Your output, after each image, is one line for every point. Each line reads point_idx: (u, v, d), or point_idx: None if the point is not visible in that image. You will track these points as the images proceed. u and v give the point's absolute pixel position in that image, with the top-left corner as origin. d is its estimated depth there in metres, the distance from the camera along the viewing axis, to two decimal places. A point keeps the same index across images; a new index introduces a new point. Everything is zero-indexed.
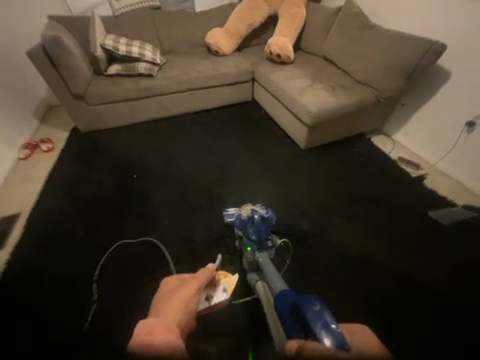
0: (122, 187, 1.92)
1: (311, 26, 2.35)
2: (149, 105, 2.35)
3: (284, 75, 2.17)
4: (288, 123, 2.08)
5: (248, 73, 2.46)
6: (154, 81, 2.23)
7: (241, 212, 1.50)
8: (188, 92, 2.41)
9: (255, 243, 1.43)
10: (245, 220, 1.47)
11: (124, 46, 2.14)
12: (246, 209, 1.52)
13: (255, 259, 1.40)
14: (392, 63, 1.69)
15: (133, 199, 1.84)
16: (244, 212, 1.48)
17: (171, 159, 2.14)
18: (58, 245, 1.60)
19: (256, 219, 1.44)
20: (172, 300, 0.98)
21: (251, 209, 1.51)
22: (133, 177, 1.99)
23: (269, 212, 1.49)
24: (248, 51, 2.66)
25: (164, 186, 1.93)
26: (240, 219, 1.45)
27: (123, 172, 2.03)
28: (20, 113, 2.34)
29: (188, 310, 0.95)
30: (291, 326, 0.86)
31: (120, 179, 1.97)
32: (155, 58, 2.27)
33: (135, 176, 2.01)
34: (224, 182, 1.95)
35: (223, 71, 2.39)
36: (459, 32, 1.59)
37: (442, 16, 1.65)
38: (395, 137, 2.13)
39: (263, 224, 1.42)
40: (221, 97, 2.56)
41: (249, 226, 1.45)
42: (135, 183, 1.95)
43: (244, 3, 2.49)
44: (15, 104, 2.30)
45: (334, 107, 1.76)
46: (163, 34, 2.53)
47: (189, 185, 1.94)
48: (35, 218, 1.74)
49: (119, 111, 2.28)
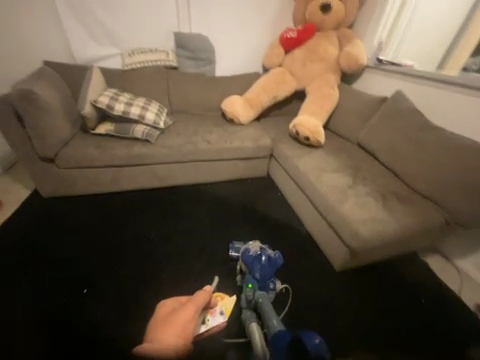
0: (57, 314, 1.20)
1: (345, 109, 2.04)
2: (139, 174, 1.86)
3: (313, 162, 1.74)
4: (317, 227, 1.55)
5: (266, 149, 2.06)
6: (149, 148, 1.78)
7: (249, 248, 1.31)
8: (191, 163, 1.95)
9: (257, 283, 1.22)
10: (252, 257, 1.28)
11: (121, 104, 1.75)
12: (255, 244, 1.34)
13: (253, 299, 1.18)
14: (471, 184, 1.23)
15: (67, 347, 1.10)
16: (252, 249, 1.30)
17: (148, 258, 1.50)
18: None
19: (265, 260, 1.26)
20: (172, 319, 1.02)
21: (259, 246, 1.34)
22: (83, 292, 1.29)
23: (278, 253, 1.32)
24: (268, 122, 2.33)
25: (125, 315, 1.23)
26: (246, 254, 1.28)
27: (69, 278, 1.35)
28: None
29: (184, 336, 0.96)
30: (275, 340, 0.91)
31: (59, 294, 1.27)
32: (158, 121, 1.87)
33: (85, 289, 1.31)
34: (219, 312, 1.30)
35: (237, 144, 1.98)
36: None
37: None
38: (459, 263, 1.55)
39: (270, 265, 1.25)
40: (230, 171, 2.11)
41: (254, 265, 1.26)
42: (83, 302, 1.26)
43: (269, 76, 2.25)
44: None
45: (391, 228, 1.23)
46: (174, 94, 2.23)
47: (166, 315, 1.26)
48: None
49: (98, 178, 1.78)
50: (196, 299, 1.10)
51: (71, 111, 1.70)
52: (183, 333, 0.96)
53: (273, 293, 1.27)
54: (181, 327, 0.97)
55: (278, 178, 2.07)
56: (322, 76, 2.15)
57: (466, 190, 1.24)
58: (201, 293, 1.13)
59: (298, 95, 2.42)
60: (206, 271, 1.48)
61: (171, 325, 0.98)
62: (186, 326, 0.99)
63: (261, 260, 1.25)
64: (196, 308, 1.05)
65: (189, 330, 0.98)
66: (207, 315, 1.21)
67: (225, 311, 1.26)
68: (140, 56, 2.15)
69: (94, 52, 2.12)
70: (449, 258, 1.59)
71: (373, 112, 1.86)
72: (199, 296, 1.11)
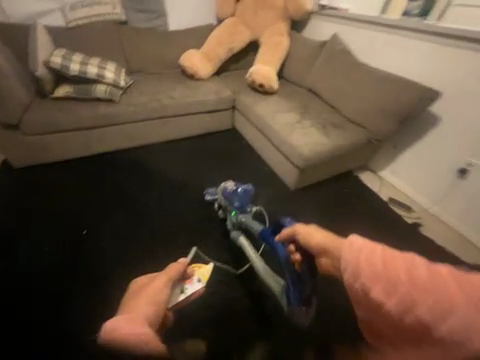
0: (67, 252, 1.47)
1: (294, 56, 2.23)
2: (109, 135, 1.95)
3: (268, 107, 1.98)
4: (276, 160, 1.87)
5: (228, 101, 2.24)
6: (115, 108, 1.85)
7: (226, 186, 1.61)
8: (159, 120, 2.08)
9: (237, 208, 1.52)
10: (231, 191, 1.58)
11: (76, 64, 1.74)
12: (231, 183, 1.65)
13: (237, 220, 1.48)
14: (383, 107, 1.59)
15: (86, 266, 1.42)
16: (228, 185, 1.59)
17: (134, 205, 1.75)
18: None
19: (240, 190, 1.56)
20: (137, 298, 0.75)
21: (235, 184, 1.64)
22: (84, 232, 1.56)
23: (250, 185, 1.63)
24: (228, 76, 2.45)
25: (123, 246, 1.53)
26: (225, 190, 1.58)
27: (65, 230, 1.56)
28: None
29: (155, 304, 0.75)
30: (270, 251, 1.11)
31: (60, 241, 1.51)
32: (118, 80, 1.90)
33: (86, 231, 1.58)
34: (202, 232, 1.63)
35: (200, 98, 2.12)
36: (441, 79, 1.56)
37: (422, 65, 1.64)
38: (383, 174, 2.02)
39: (245, 193, 1.56)
40: (198, 126, 2.28)
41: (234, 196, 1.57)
42: (84, 244, 1.51)
43: (223, 28, 2.30)
44: None
45: (327, 149, 1.59)
46: (130, 52, 2.19)
47: (157, 242, 1.57)
48: None
49: (69, 143, 1.84)
50: (169, 270, 0.91)
51: (23, 74, 1.66)
52: (154, 301, 0.75)
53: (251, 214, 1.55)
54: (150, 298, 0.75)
55: (243, 127, 2.30)
56: (273, 24, 2.26)
57: (380, 112, 1.61)
58: (175, 265, 0.97)
59: (253, 46, 2.52)
60: (187, 208, 1.77)
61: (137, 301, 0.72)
62: (158, 296, 0.78)
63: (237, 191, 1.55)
64: (170, 277, 0.89)
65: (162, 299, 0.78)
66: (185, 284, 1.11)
67: (203, 278, 1.19)
68: (83, 10, 2.03)
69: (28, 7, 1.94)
70: (377, 172, 2.05)
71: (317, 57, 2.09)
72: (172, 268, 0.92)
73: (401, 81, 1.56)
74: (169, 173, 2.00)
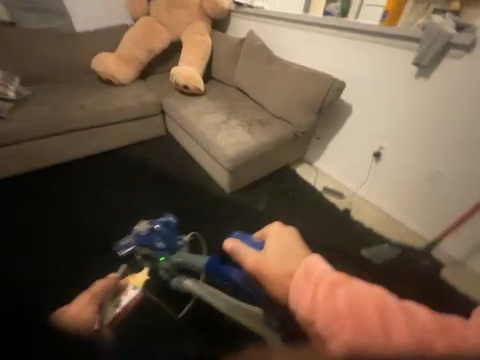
0: None
1: (218, 55, 2.18)
2: (5, 159, 1.63)
3: (194, 108, 1.87)
4: (208, 163, 1.77)
5: (154, 105, 2.06)
6: (4, 124, 1.54)
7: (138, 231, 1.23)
8: (70, 134, 1.79)
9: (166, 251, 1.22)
10: (147, 235, 1.23)
11: None
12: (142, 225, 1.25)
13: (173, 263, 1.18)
14: (301, 99, 1.61)
15: None
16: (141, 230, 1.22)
17: (37, 241, 1.46)
18: None
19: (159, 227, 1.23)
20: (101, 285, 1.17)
21: (148, 222, 1.27)
22: None
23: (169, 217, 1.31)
24: (153, 79, 2.28)
25: None
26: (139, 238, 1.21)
27: None
28: None
29: (82, 316, 0.96)
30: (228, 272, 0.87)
31: None
32: (6, 92, 1.61)
33: None
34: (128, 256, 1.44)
35: (119, 105, 1.90)
36: (344, 70, 1.61)
37: (326, 58, 1.68)
38: (316, 164, 2.05)
39: (168, 230, 1.25)
40: (123, 135, 2.03)
41: (154, 241, 1.24)
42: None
43: (137, 28, 2.12)
44: None
45: (252, 147, 1.55)
46: (25, 59, 1.86)
47: (67, 278, 1.31)
48: None
49: None
50: (93, 289, 1.03)
51: None
52: (81, 313, 0.96)
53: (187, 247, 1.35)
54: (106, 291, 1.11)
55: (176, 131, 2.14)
56: (191, 23, 2.17)
57: (298, 104, 1.63)
58: (105, 281, 1.07)
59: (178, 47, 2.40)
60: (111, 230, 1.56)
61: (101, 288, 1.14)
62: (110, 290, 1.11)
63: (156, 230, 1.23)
64: (93, 295, 1.01)
65: (86, 314, 0.96)
66: (121, 296, 1.13)
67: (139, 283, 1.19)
68: None
69: None
70: (312, 164, 2.07)
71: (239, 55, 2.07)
72: (99, 286, 1.04)
73: (313, 73, 1.60)
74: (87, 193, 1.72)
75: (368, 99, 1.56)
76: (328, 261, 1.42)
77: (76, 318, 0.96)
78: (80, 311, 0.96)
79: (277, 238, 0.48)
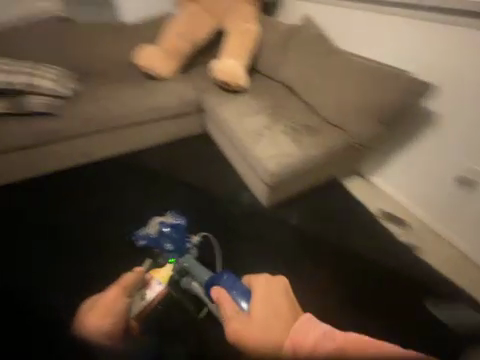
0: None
1: (265, 44, 1.91)
2: (50, 153, 1.67)
3: (235, 109, 1.69)
4: (245, 172, 1.59)
5: (193, 103, 1.95)
6: (56, 120, 1.61)
7: (149, 231, 1.31)
8: (111, 131, 1.79)
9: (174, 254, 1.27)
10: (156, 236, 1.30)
11: (5, 76, 1.53)
12: (153, 225, 1.33)
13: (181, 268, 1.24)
14: (366, 106, 1.38)
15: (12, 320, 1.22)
16: (151, 231, 1.30)
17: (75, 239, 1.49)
18: None
19: (168, 230, 1.30)
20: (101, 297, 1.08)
21: (159, 222, 1.33)
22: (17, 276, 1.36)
23: (179, 218, 1.34)
24: (194, 72, 2.14)
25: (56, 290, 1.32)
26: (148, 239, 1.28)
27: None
28: None
29: (107, 313, 1.04)
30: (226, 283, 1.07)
31: None
32: (56, 89, 1.64)
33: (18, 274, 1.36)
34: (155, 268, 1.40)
35: (158, 103, 1.86)
36: (435, 80, 1.46)
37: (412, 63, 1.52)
38: (373, 179, 1.78)
39: (176, 232, 1.30)
40: (160, 133, 1.97)
41: (162, 241, 1.30)
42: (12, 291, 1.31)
43: (181, 17, 2.00)
44: None
45: (298, 161, 1.36)
46: (76, 53, 1.90)
47: (98, 282, 1.35)
48: None
49: (7, 166, 1.61)
50: (123, 281, 1.10)
51: None
52: (106, 312, 1.04)
53: (194, 251, 1.35)
54: (108, 305, 1.05)
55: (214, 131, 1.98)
56: (239, 8, 1.95)
57: (362, 112, 1.40)
58: (131, 276, 1.12)
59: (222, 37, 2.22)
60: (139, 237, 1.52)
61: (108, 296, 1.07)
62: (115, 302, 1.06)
63: (165, 230, 1.30)
64: (123, 288, 1.08)
65: (115, 311, 1.04)
66: (144, 290, 1.16)
67: (164, 279, 1.20)
68: (19, 10, 1.80)
69: None
70: (366, 178, 1.79)
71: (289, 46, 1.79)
72: (126, 280, 1.10)
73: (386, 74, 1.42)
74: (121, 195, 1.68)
75: (466, 113, 1.38)
76: (376, 303, 1.29)
77: (105, 314, 1.04)
78: (106, 310, 1.03)
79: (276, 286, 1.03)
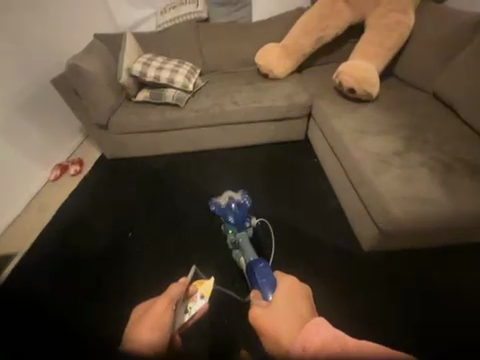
0: (112, 251, 1.60)
1: (419, 44, 1.51)
2: (173, 138, 1.99)
3: (357, 121, 1.41)
4: (351, 200, 1.32)
5: (304, 108, 1.80)
6: (182, 111, 1.84)
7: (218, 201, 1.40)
8: (221, 127, 1.93)
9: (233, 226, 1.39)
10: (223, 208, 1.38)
11: (153, 70, 1.81)
12: (223, 197, 1.39)
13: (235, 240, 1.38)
14: None
15: (120, 270, 1.51)
16: (221, 202, 1.37)
17: (175, 216, 1.76)
18: (31, 315, 1.42)
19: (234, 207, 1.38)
20: (143, 319, 0.78)
21: (228, 197, 1.40)
22: (128, 235, 1.67)
23: (246, 198, 1.40)
24: (310, 73, 1.97)
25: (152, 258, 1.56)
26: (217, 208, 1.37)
27: (115, 227, 1.72)
28: (51, 142, 2.11)
29: (159, 327, 0.76)
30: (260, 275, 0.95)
31: (107, 238, 1.66)
32: (187, 84, 1.86)
33: (130, 234, 1.68)
34: (233, 262, 1.52)
35: (269, 103, 1.79)
36: None
37: None
38: None
39: (240, 211, 1.37)
40: (262, 136, 1.98)
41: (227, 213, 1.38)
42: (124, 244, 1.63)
43: (314, 10, 1.78)
44: (45, 130, 2.06)
45: (443, 211, 1.01)
46: (206, 51, 2.10)
47: (185, 261, 1.54)
48: (30, 262, 1.61)
49: (142, 143, 2.00)
50: (170, 292, 0.87)
51: (115, 80, 1.86)
52: (159, 324, 0.76)
53: (251, 229, 1.44)
54: (154, 321, 0.77)
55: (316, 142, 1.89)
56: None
57: None
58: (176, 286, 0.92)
59: (353, 33, 1.91)
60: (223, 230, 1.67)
61: (152, 314, 0.78)
62: (163, 315, 0.79)
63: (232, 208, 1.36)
64: (171, 298, 0.85)
65: (163, 321, 0.77)
66: (189, 303, 1.01)
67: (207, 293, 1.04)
68: (171, 12, 2.06)
69: (131, 17, 2.16)
70: None
71: (456, 52, 1.41)
72: (173, 289, 0.88)
73: None
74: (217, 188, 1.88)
75: None
76: None
77: (153, 328, 0.75)
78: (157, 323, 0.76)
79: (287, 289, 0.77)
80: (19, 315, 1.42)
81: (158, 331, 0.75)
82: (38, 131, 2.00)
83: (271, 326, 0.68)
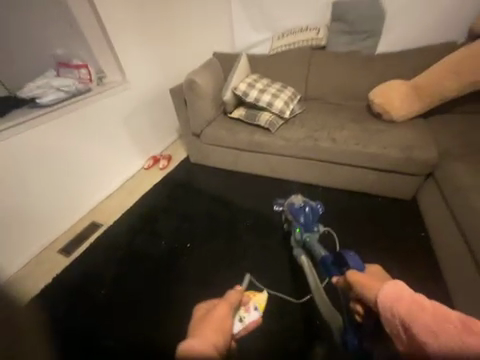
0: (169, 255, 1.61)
1: None
2: (254, 161, 1.94)
3: None
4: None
5: (424, 165, 1.41)
6: (271, 136, 1.77)
7: (294, 201, 1.44)
8: (308, 161, 1.74)
9: (302, 226, 1.35)
10: (297, 208, 1.40)
11: (255, 91, 1.81)
12: (299, 198, 1.45)
13: (301, 239, 1.33)
14: None
15: (174, 279, 1.50)
16: (297, 202, 1.42)
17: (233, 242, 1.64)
18: (91, 285, 1.50)
19: (309, 208, 1.39)
20: (199, 328, 0.82)
21: (303, 199, 1.44)
22: (186, 246, 1.65)
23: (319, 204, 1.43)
24: (442, 123, 1.55)
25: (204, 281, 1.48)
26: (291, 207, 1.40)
27: (178, 232, 1.74)
28: (152, 134, 2.41)
29: (221, 329, 0.82)
30: (353, 260, 0.92)
31: (168, 240, 1.70)
32: (283, 110, 1.78)
33: (188, 245, 1.66)
34: (287, 310, 1.33)
35: (376, 150, 1.49)
36: None
37: None
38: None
39: (314, 211, 1.37)
40: (354, 183, 1.68)
41: (298, 214, 1.38)
42: (181, 258, 1.59)
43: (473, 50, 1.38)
44: (152, 126, 2.38)
45: None
46: (313, 78, 1.97)
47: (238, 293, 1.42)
48: (108, 236, 1.76)
49: (225, 156, 2.04)
50: (227, 299, 1.00)
51: (218, 95, 1.97)
52: (221, 328, 0.82)
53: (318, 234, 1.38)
54: (217, 324, 0.83)
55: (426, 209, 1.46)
56: None
57: None
58: (233, 293, 1.05)
59: None
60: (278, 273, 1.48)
61: (206, 326, 0.81)
62: (222, 322, 0.85)
63: (305, 209, 1.37)
64: (229, 304, 0.96)
65: (227, 325, 0.85)
66: (242, 312, 1.14)
67: (259, 305, 1.21)
68: (288, 37, 2.04)
69: (249, 39, 2.29)
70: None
71: None
72: (231, 296, 1.01)
73: None
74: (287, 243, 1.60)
75: None
76: None
77: (216, 324, 0.82)
78: (217, 324, 0.83)
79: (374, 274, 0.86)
80: (87, 280, 1.53)
81: (214, 337, 0.77)
82: (147, 125, 2.32)
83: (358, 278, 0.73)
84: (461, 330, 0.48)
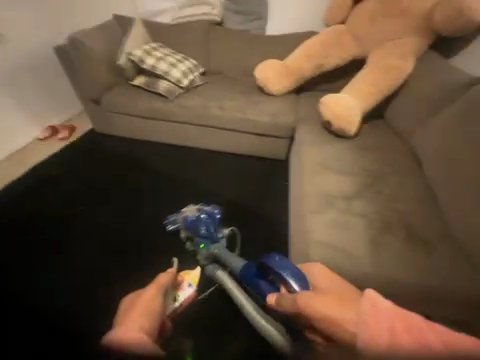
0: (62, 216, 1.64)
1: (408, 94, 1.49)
2: (158, 129, 2.00)
3: (319, 153, 1.36)
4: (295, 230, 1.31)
5: (287, 129, 1.79)
6: (169, 103, 1.89)
7: (188, 215, 1.44)
8: (205, 128, 1.93)
9: (205, 238, 1.33)
10: (193, 219, 1.39)
11: (152, 59, 1.87)
12: (192, 209, 1.48)
13: (211, 253, 1.27)
14: None
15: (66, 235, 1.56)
16: (192, 214, 1.42)
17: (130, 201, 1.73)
18: None
19: (204, 216, 1.40)
20: (130, 310, 0.83)
21: (198, 208, 1.47)
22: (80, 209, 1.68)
23: (215, 209, 1.46)
24: (307, 97, 1.93)
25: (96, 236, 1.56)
26: (187, 221, 1.40)
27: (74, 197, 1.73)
28: (46, 102, 2.13)
29: (150, 310, 0.82)
30: (285, 268, 0.80)
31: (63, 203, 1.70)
32: (181, 80, 1.90)
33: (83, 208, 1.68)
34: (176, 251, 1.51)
35: (253, 117, 1.80)
36: None
37: None
38: None
39: (211, 219, 1.38)
40: (244, 147, 1.96)
41: (197, 226, 1.37)
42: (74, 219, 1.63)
43: (319, 37, 1.77)
44: (44, 92, 2.10)
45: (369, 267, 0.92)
46: (213, 52, 2.13)
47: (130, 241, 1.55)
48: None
49: (130, 125, 2.02)
50: (158, 280, 0.95)
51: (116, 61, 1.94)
52: (150, 310, 0.82)
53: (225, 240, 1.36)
54: (145, 309, 0.82)
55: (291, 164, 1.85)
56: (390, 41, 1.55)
57: None
58: (165, 274, 1.00)
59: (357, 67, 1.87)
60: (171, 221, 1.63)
61: (132, 313, 0.80)
62: (152, 305, 0.85)
63: (200, 217, 1.39)
64: (159, 286, 0.93)
65: (156, 304, 0.85)
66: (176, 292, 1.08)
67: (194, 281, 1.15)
68: (188, 9, 2.11)
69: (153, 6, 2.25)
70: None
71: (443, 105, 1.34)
72: (162, 277, 0.97)
73: None
74: (197, 263, 1.46)
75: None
76: None
77: (143, 310, 0.81)
78: (147, 308, 0.82)
79: (327, 276, 0.82)
80: None
81: (140, 323, 0.78)
82: (37, 91, 2.06)
83: (315, 302, 0.66)
84: (436, 339, 0.51)
